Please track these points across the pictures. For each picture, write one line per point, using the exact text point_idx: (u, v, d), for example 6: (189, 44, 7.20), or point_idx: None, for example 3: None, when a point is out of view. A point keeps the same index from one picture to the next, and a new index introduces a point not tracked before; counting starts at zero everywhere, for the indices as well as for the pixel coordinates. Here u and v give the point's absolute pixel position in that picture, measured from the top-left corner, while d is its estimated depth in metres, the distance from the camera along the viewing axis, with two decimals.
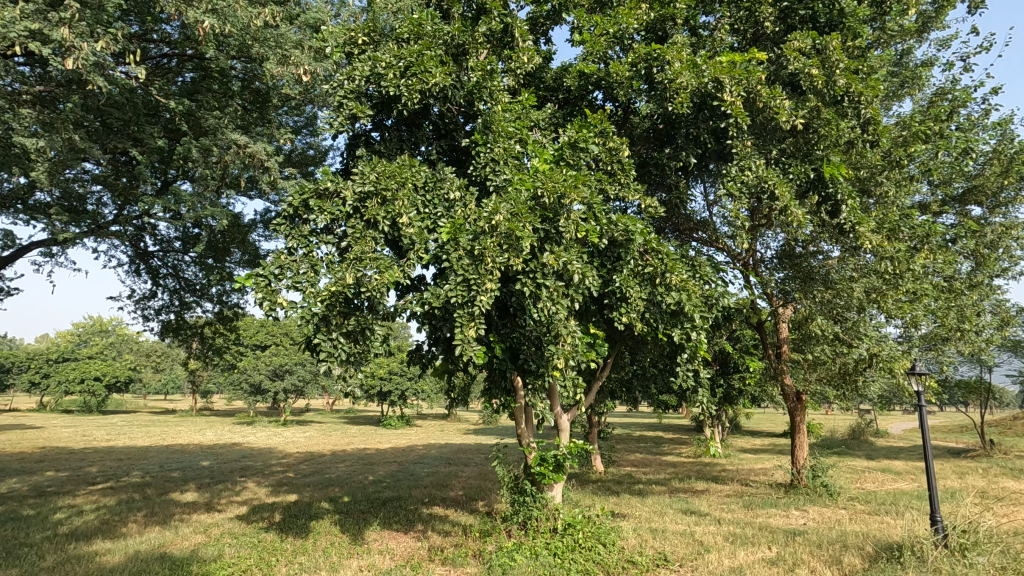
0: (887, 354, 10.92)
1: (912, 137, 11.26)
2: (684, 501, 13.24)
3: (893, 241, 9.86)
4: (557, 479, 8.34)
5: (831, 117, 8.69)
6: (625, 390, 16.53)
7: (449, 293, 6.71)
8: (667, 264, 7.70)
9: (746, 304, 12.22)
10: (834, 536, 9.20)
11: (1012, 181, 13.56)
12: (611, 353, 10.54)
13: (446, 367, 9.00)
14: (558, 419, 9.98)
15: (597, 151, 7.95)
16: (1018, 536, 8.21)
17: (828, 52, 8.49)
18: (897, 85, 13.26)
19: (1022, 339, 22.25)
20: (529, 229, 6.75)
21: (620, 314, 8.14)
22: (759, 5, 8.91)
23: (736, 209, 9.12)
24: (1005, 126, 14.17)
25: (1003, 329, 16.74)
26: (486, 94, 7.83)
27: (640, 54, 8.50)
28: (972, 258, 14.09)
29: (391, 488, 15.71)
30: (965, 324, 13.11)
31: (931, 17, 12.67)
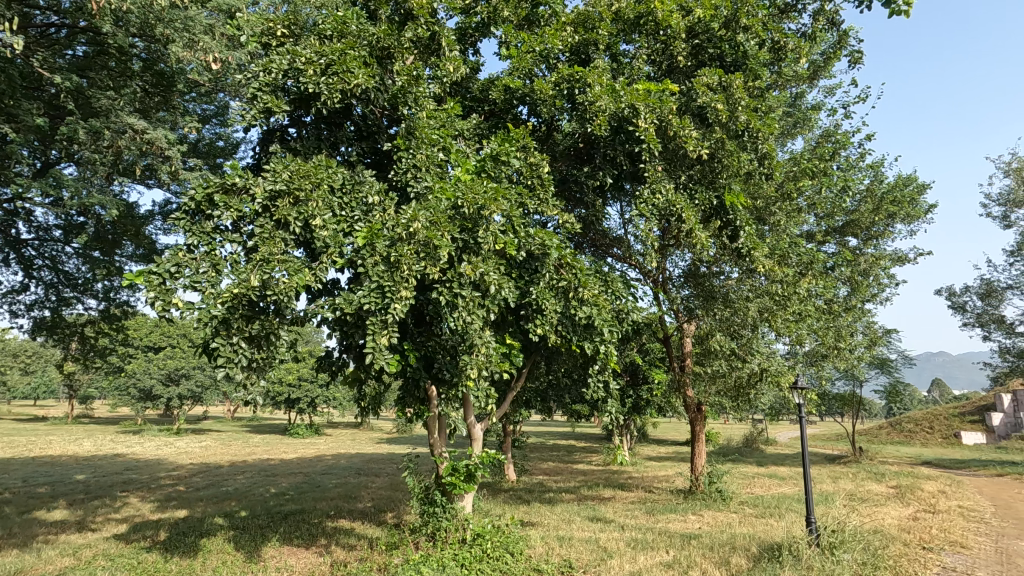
0: (775, 369, 11.92)
1: (801, 173, 12.45)
2: (591, 509, 13.65)
3: (783, 266, 10.81)
4: (467, 489, 8.30)
5: (733, 149, 9.38)
6: (541, 399, 16.81)
7: (362, 300, 6.54)
8: (580, 279, 7.94)
9: (654, 319, 12.87)
10: (725, 539, 9.85)
11: (881, 217, 15.35)
12: (526, 363, 10.70)
13: (359, 375, 8.73)
14: (471, 428, 9.96)
15: (518, 165, 8.07)
16: (877, 534, 9.19)
17: (732, 89, 9.20)
18: (791, 125, 14.65)
19: (888, 357, 25.05)
20: (447, 238, 6.73)
21: (535, 326, 8.31)
22: (674, 40, 9.50)
23: (647, 229, 9.60)
24: (877, 169, 16.04)
25: (872, 348, 18.82)
26: (411, 99, 7.75)
27: (563, 75, 8.79)
28: (848, 284, 15.73)
29: (294, 501, 14.93)
30: (841, 343, 14.58)
31: (821, 67, 14.10)
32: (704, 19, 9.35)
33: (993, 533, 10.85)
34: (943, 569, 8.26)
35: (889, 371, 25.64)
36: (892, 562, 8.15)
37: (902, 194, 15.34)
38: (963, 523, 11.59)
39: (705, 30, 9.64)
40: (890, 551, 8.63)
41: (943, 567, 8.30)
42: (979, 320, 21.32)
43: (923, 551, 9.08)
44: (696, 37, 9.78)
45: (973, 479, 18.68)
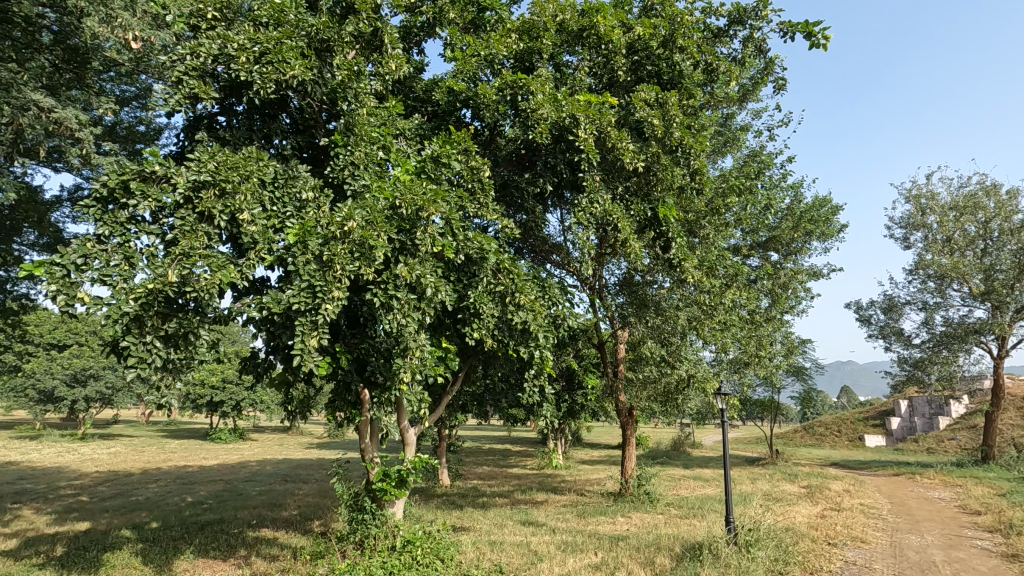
0: (701, 375, 12.45)
1: (729, 189, 13.12)
2: (523, 513, 13.72)
3: (710, 277, 11.33)
4: (398, 495, 8.09)
5: (668, 163, 9.73)
6: (477, 403, 16.76)
7: (291, 299, 6.26)
8: (517, 284, 7.95)
9: (589, 326, 13.13)
10: (650, 540, 10.16)
11: (800, 235, 16.43)
12: (462, 367, 10.62)
13: (286, 378, 8.36)
14: (404, 433, 9.76)
15: (459, 168, 8.01)
16: (789, 532, 9.76)
17: (668, 106, 9.57)
18: (722, 144, 15.42)
19: (803, 365, 26.80)
20: (384, 239, 6.58)
21: (472, 329, 8.26)
22: (615, 54, 9.78)
23: (584, 237, 9.79)
24: (797, 189, 17.15)
25: (789, 357, 20.07)
26: (351, 94, 7.52)
27: (507, 81, 8.82)
28: (769, 296, 16.72)
29: (212, 511, 14.08)
30: (762, 352, 15.45)
31: (749, 90, 14.94)
32: (643, 37, 9.68)
33: (888, 528, 11.80)
34: (846, 564, 8.88)
35: (803, 378, 27.43)
36: (801, 558, 8.68)
37: (819, 213, 16.49)
38: (864, 519, 12.53)
39: (644, 48, 9.97)
40: (800, 547, 9.18)
41: (845, 562, 8.93)
42: (882, 332, 23.22)
43: (828, 547, 9.72)
44: (636, 54, 10.12)
45: (874, 479, 20.27)
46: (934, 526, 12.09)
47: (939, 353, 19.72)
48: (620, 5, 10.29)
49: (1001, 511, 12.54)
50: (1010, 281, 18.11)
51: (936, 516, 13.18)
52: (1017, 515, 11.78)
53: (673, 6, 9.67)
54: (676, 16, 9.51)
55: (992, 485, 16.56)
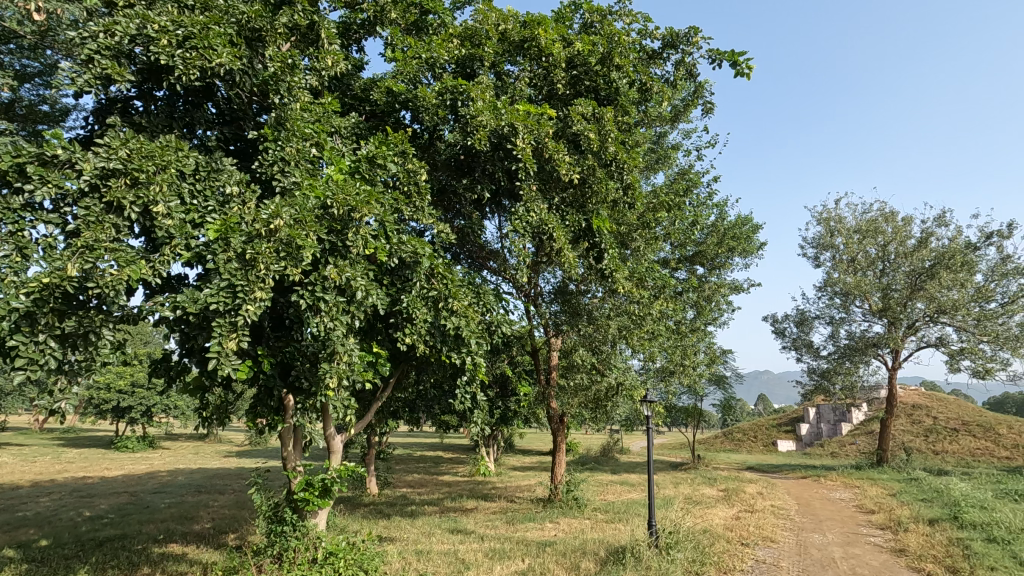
0: (630, 383, 12.88)
1: (659, 204, 13.67)
2: (453, 521, 13.58)
3: (640, 288, 11.69)
4: (321, 505, 7.76)
5: (603, 176, 10.00)
6: (409, 410, 16.48)
7: (209, 298, 5.88)
8: (451, 289, 7.88)
9: (524, 333, 13.24)
10: (576, 544, 10.32)
11: (723, 250, 17.37)
12: (394, 373, 10.39)
13: (201, 382, 7.85)
14: (330, 441, 9.39)
15: (395, 170, 7.85)
16: (706, 534, 10.22)
17: (603, 121, 9.85)
18: (654, 160, 16.05)
19: (724, 374, 28.27)
20: (312, 239, 6.33)
21: (403, 334, 8.08)
22: (555, 68, 9.97)
23: (520, 245, 9.89)
24: (722, 207, 18.13)
25: (711, 366, 21.08)
26: (284, 88, 7.22)
27: (447, 85, 8.77)
28: (695, 308, 17.52)
29: (113, 525, 12.98)
30: (686, 361, 16.16)
31: (681, 111, 15.66)
32: (582, 53, 9.92)
33: (794, 528, 12.61)
34: (756, 562, 9.39)
35: (724, 386, 28.92)
36: (716, 558, 9.09)
37: (741, 231, 17.49)
38: (774, 520, 13.33)
39: (583, 63, 10.22)
40: (715, 548, 9.62)
41: (755, 560, 9.45)
42: (794, 344, 24.91)
43: (741, 547, 10.25)
44: (575, 69, 10.36)
45: (784, 481, 21.62)
46: (835, 525, 13.04)
47: (842, 364, 21.40)
48: (561, 20, 10.52)
49: (891, 510, 13.71)
50: (903, 299, 19.95)
51: (837, 516, 14.22)
52: (904, 513, 12.93)
53: (611, 25, 10.00)
54: (614, 35, 9.83)
55: (885, 486, 18.10)
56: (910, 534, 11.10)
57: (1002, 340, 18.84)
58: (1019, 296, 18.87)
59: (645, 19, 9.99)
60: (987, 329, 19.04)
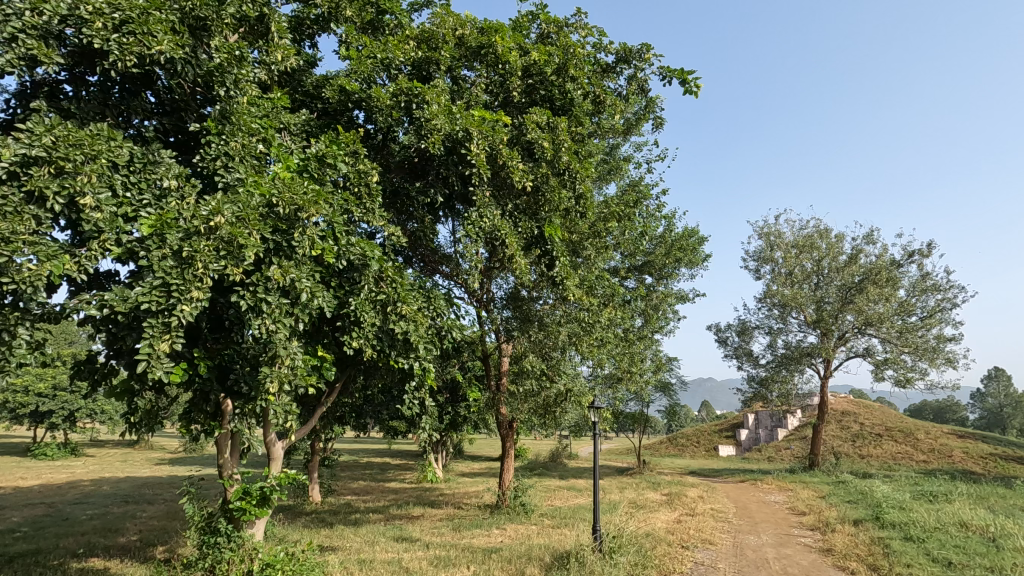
0: (578, 390, 13.09)
1: (610, 214, 13.96)
2: (398, 529, 13.33)
3: (591, 296, 11.84)
4: (259, 514, 7.43)
5: (556, 185, 10.11)
6: (355, 415, 16.09)
7: (140, 297, 5.54)
8: (400, 293, 7.73)
9: (475, 338, 13.18)
10: (522, 551, 10.33)
11: (670, 261, 17.92)
12: (340, 377, 10.11)
13: (130, 386, 7.39)
14: (269, 447, 9.02)
15: (346, 170, 7.66)
16: (648, 538, 10.44)
17: (557, 131, 9.97)
18: (606, 171, 16.40)
19: (669, 381, 29.08)
20: (256, 238, 6.09)
21: (350, 338, 7.87)
22: (511, 76, 10.04)
23: (473, 250, 9.86)
24: (670, 219, 18.70)
25: (658, 373, 21.62)
26: (230, 80, 6.93)
27: (402, 87, 8.67)
28: (642, 316, 17.96)
29: (25, 540, 12.00)
30: (633, 368, 16.52)
31: (633, 125, 16.08)
32: (538, 62, 10.04)
33: (731, 530, 13.06)
34: (695, 564, 9.67)
35: (669, 393, 29.73)
36: (657, 561, 9.29)
37: (687, 243, 18.08)
38: (712, 523, 13.79)
39: (539, 73, 10.35)
40: (657, 551, 9.85)
41: (694, 563, 9.74)
42: (735, 353, 25.91)
43: (681, 549, 10.53)
44: (530, 78, 10.47)
45: (724, 485, 22.39)
46: (769, 526, 13.60)
47: (779, 372, 22.44)
48: (518, 29, 10.62)
49: (820, 512, 14.43)
50: (835, 312, 21.13)
51: (771, 518, 14.84)
52: (832, 515, 13.65)
53: (567, 37, 10.17)
54: (569, 47, 10.01)
55: (815, 489, 19.05)
56: (836, 534, 11.73)
57: (921, 351, 20.24)
58: (936, 311, 20.35)
59: (600, 33, 10.23)
60: (908, 341, 20.42)
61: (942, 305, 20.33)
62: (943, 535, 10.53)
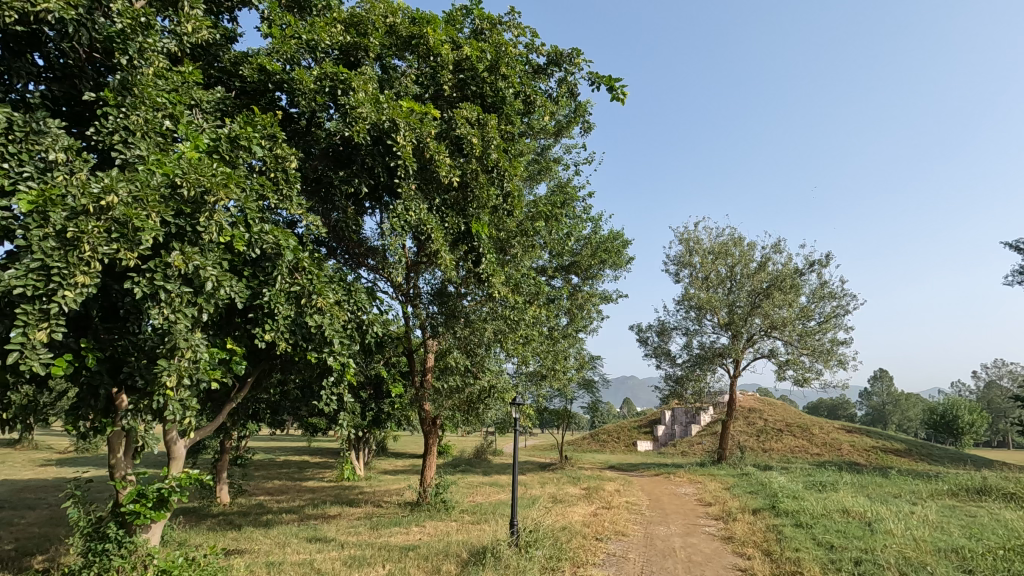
0: (501, 386, 13.11)
1: (539, 213, 14.08)
2: (312, 529, 12.84)
3: (516, 293, 11.88)
4: (155, 517, 6.82)
5: (484, 182, 10.03)
6: (271, 412, 15.30)
7: (14, 281, 4.93)
8: (316, 285, 7.28)
9: (400, 333, 12.88)
10: (440, 548, 10.29)
11: (595, 262, 18.39)
12: (252, 372, 9.53)
13: (4, 381, 6.57)
14: (170, 447, 8.35)
15: (261, 153, 7.16)
16: (564, 532, 10.68)
17: (487, 128, 9.89)
18: (537, 171, 16.57)
19: (592, 379, 29.92)
20: (155, 220, 5.59)
21: (262, 331, 7.40)
22: (443, 69, 9.84)
23: (397, 244, 9.62)
24: (597, 220, 19.16)
25: (581, 370, 22.14)
26: (133, 48, 6.33)
27: (327, 71, 8.25)
28: (567, 314, 18.36)
29: None
30: (557, 366, 16.80)
31: (564, 126, 16.33)
32: (471, 58, 9.90)
33: (643, 522, 13.58)
34: (607, 555, 10.01)
35: (592, 390, 30.58)
36: (572, 553, 9.50)
37: (612, 245, 18.63)
38: (627, 515, 14.37)
39: (470, 69, 10.21)
40: (571, 543, 10.07)
41: (606, 554, 10.09)
42: (655, 351, 27.02)
43: (595, 541, 10.86)
44: (462, 72, 10.31)
45: (640, 479, 23.29)
46: (678, 517, 14.31)
47: (694, 371, 23.68)
48: (451, 22, 10.49)
49: (724, 502, 15.37)
50: (744, 315, 22.57)
51: (680, 509, 15.64)
52: (735, 504, 14.63)
53: (499, 35, 10.16)
54: (501, 45, 9.99)
55: (722, 481, 20.28)
56: (738, 522, 12.55)
57: (817, 353, 22.02)
58: (831, 317, 22.22)
59: (532, 34, 10.30)
60: (807, 343, 22.14)
61: (836, 311, 22.23)
62: (828, 521, 11.54)
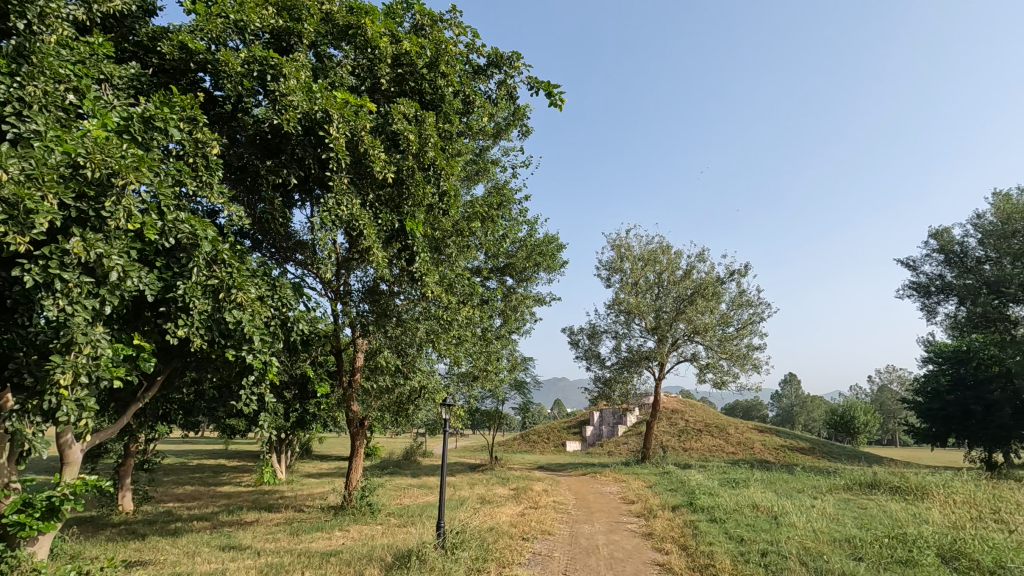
0: (432, 387, 12.94)
1: (476, 214, 14.05)
2: (226, 536, 12.14)
3: (450, 293, 11.76)
4: (44, 529, 6.19)
5: (421, 179, 9.83)
6: (184, 412, 14.33)
7: None
8: (237, 279, 6.85)
9: (329, 331, 12.43)
10: (363, 552, 10.02)
11: (529, 265, 18.60)
12: (162, 370, 8.87)
13: None
14: (64, 450, 7.61)
15: (180, 136, 6.67)
16: (492, 532, 10.71)
17: (424, 125, 9.74)
18: (475, 171, 16.55)
19: (524, 380, 30.21)
20: (51, 202, 5.07)
21: (174, 326, 6.88)
22: (380, 62, 9.58)
23: (326, 239, 9.27)
24: (533, 223, 19.37)
25: (514, 371, 22.28)
26: (33, 12, 5.72)
27: (255, 54, 7.82)
28: (501, 316, 18.43)
29: None
30: (489, 367, 16.82)
31: (503, 129, 16.41)
32: (410, 53, 9.71)
33: (569, 521, 13.84)
34: (532, 554, 10.12)
35: (524, 391, 30.87)
36: (498, 553, 9.53)
37: (547, 248, 18.91)
38: (553, 514, 14.61)
39: (409, 64, 10.02)
40: (498, 544, 10.09)
41: (532, 553, 10.20)
42: (586, 354, 27.66)
43: (521, 541, 10.95)
44: (401, 67, 10.10)
45: (567, 479, 23.74)
46: (602, 515, 14.71)
47: (621, 373, 24.45)
48: (390, 15, 10.25)
49: (646, 500, 15.96)
50: (670, 320, 23.60)
51: (604, 507, 16.09)
52: (655, 501, 15.24)
53: (439, 32, 10.04)
54: (442, 42, 9.89)
55: (645, 479, 21.05)
56: (658, 519, 13.07)
57: (735, 357, 23.31)
58: (748, 323, 23.63)
59: (473, 35, 10.26)
60: (726, 348, 23.40)
61: (753, 318, 23.66)
62: (739, 516, 12.24)
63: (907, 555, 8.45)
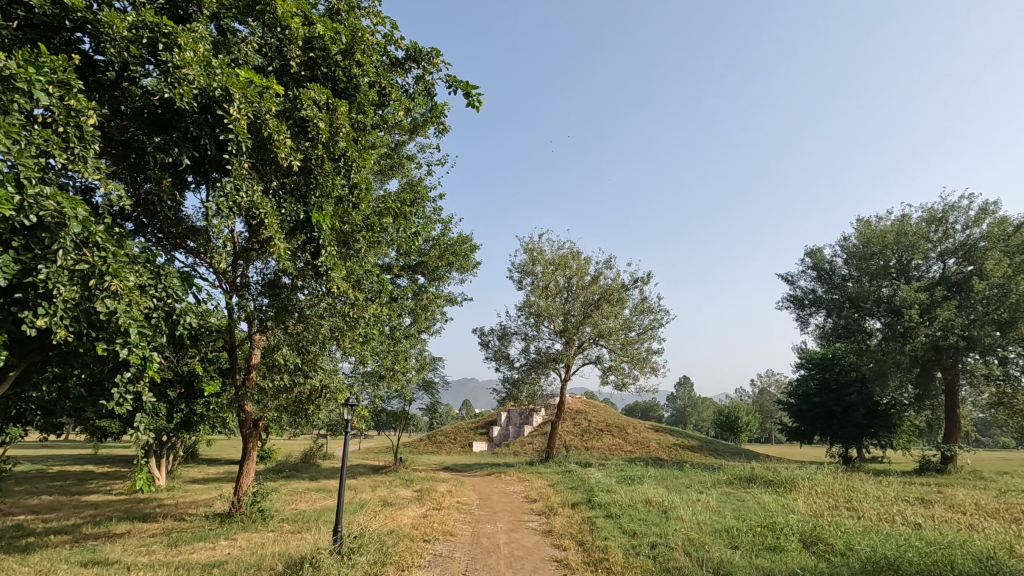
0: (334, 387, 12.41)
1: (388, 209, 13.71)
2: (90, 551, 10.89)
3: (356, 290, 11.33)
4: None
5: (330, 170, 9.38)
6: (44, 413, 12.69)
7: None
8: (112, 266, 6.15)
9: (222, 326, 11.55)
10: (251, 561, 9.41)
11: (442, 264, 18.43)
12: (16, 365, 7.77)
13: None
14: None
15: (47, 101, 5.87)
16: (391, 535, 10.47)
17: (335, 114, 9.32)
18: (389, 166, 16.14)
19: (432, 380, 29.88)
20: None
21: (33, 316, 6.04)
22: (290, 44, 9.05)
23: (222, 226, 8.60)
24: (447, 223, 19.23)
25: (422, 371, 21.97)
26: None
27: (145, 20, 7.05)
28: (410, 314, 18.09)
29: None
30: (397, 367, 16.45)
31: (420, 125, 16.16)
32: (324, 37, 9.25)
33: (471, 521, 13.85)
34: (432, 556, 10.01)
35: (432, 392, 30.54)
36: (397, 557, 9.32)
37: (460, 248, 18.86)
38: (456, 514, 14.56)
39: (322, 49, 9.55)
40: (397, 547, 9.88)
41: (432, 555, 10.09)
42: (495, 354, 27.86)
43: (422, 543, 10.80)
44: (313, 51, 9.61)
45: (472, 479, 23.77)
46: (505, 515, 14.87)
47: (529, 374, 24.89)
48: None
49: (547, 498, 16.35)
50: (577, 323, 24.47)
51: (507, 506, 16.29)
52: (556, 500, 15.67)
53: (356, 19, 9.68)
54: (358, 30, 9.56)
55: (547, 478, 21.59)
56: (558, 516, 13.44)
57: (636, 361, 24.50)
58: (648, 328, 25.00)
59: (391, 26, 9.99)
60: (628, 352, 24.58)
61: (653, 324, 25.05)
62: (633, 511, 12.88)
63: (775, 542, 9.33)
